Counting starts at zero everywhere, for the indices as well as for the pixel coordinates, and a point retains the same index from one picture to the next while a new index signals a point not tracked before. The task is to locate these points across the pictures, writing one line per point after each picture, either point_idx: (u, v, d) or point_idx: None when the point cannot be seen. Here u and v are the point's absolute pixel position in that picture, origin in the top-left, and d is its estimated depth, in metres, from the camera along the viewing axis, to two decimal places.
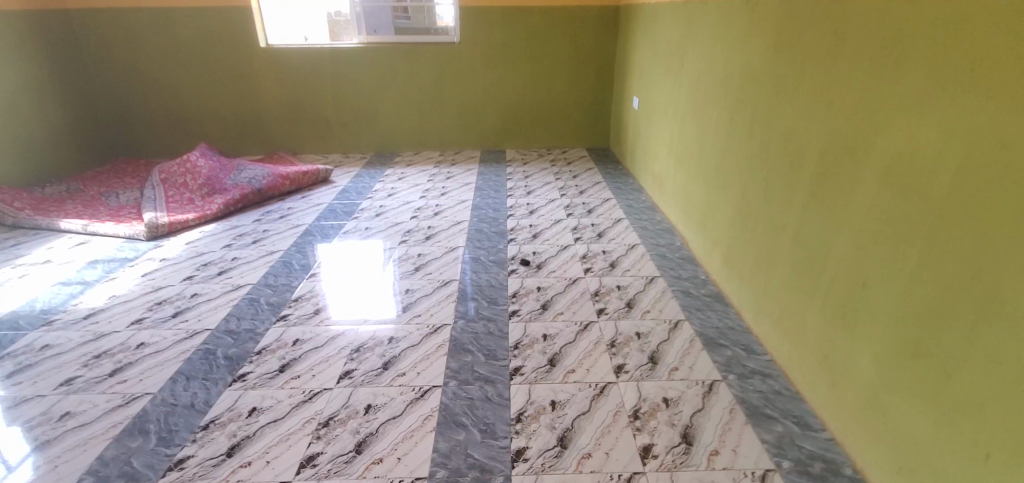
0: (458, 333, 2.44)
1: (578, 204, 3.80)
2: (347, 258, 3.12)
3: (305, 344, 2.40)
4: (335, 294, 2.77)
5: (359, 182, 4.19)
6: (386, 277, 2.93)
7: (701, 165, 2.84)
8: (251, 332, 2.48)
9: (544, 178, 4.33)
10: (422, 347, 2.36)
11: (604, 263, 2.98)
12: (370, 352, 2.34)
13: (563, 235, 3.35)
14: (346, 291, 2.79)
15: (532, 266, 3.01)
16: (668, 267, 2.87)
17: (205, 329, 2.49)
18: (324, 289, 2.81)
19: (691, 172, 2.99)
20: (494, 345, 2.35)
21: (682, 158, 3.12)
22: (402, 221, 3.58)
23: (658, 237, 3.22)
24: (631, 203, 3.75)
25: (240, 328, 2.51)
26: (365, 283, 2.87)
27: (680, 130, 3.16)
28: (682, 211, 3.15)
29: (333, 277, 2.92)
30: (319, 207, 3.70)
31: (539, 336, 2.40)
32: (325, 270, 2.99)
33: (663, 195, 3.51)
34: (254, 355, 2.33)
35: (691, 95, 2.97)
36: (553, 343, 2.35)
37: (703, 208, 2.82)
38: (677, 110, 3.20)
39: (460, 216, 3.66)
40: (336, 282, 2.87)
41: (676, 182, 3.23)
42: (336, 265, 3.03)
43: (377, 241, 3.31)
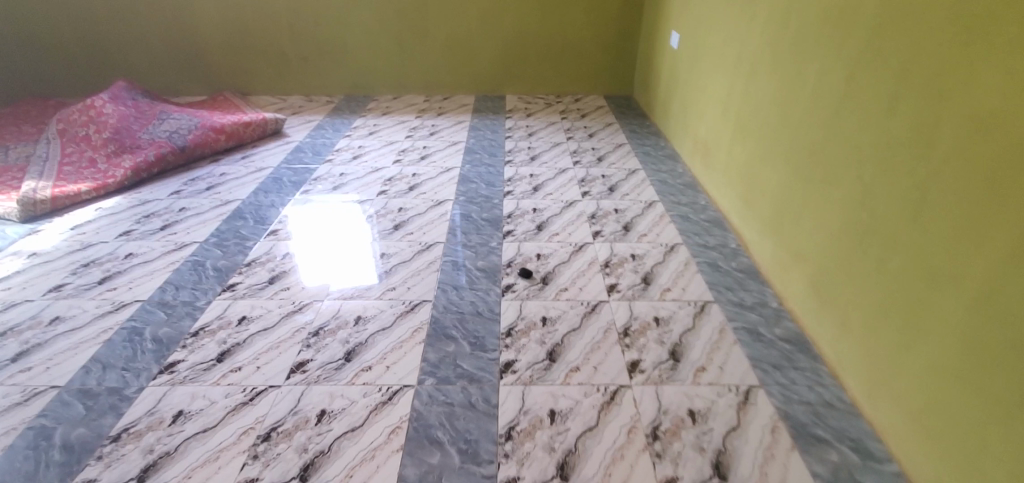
0: (422, 408, 1.53)
1: (595, 178, 2.80)
2: (317, 218, 2.43)
3: (189, 421, 1.48)
4: (308, 257, 2.15)
5: (313, 140, 3.25)
6: (363, 243, 2.26)
7: (778, 137, 2.00)
8: (116, 396, 1.54)
9: (550, 140, 3.28)
10: (365, 435, 1.46)
11: (640, 280, 2.04)
12: (287, 440, 1.44)
13: (583, 227, 2.37)
14: (320, 254, 2.18)
15: (537, 280, 2.04)
16: (722, 284, 2.01)
17: (51, 388, 1.57)
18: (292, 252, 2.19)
19: (760, 145, 2.14)
20: (475, 432, 1.47)
21: (745, 123, 2.26)
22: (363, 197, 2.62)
23: (704, 234, 2.32)
24: (663, 179, 2.79)
25: (102, 385, 1.57)
26: (343, 244, 2.25)
27: (746, 84, 2.27)
28: (737, 195, 2.33)
29: (305, 235, 2.30)
30: (259, 174, 2.82)
31: (544, 415, 1.52)
32: (294, 229, 2.35)
33: (707, 168, 2.65)
34: (108, 444, 1.41)
35: (772, 34, 2.06)
36: (566, 430, 1.48)
37: (778, 203, 1.98)
38: (743, 53, 2.31)
39: (441, 193, 2.66)
40: (308, 244, 2.25)
41: (732, 155, 2.38)
42: (310, 223, 2.39)
43: (355, 205, 2.57)
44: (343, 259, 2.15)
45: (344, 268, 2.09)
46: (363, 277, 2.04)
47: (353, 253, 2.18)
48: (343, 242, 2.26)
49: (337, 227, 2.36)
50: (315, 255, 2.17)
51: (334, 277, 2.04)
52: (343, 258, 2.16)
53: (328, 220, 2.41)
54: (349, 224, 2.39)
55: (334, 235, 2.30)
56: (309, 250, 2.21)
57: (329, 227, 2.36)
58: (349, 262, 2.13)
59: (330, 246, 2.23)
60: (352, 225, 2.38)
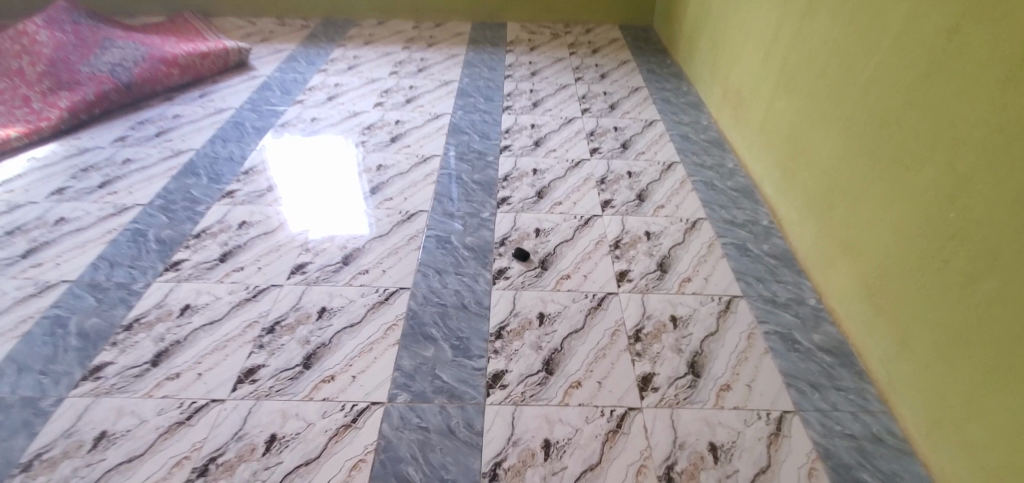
0: (389, 435, 1.26)
1: (607, 131, 2.42)
2: (301, 155, 2.22)
3: (112, 446, 1.24)
4: (295, 199, 1.98)
5: (282, 75, 2.81)
6: (352, 185, 2.08)
7: (834, 97, 1.63)
8: (29, 410, 1.30)
9: (555, 81, 2.84)
10: (321, 473, 1.20)
11: (655, 266, 1.73)
12: (227, 475, 1.20)
13: (591, 195, 2.03)
14: (308, 195, 2.01)
15: (534, 263, 1.72)
16: (751, 274, 1.71)
17: None
18: (279, 193, 2.01)
19: (811, 102, 1.76)
20: (453, 469, 1.21)
21: (792, 73, 1.87)
22: (346, 140, 2.32)
23: (731, 208, 1.99)
24: (684, 134, 2.41)
25: (14, 394, 1.34)
26: (331, 184, 2.07)
27: (801, 23, 1.83)
28: (772, 161, 1.99)
29: (290, 174, 2.10)
30: (218, 116, 2.45)
31: (537, 448, 1.24)
32: (276, 167, 2.15)
33: (738, 123, 2.27)
34: (15, 473, 1.18)
35: None
36: (563, 471, 1.21)
37: (830, 176, 1.64)
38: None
39: (428, 146, 2.29)
40: (293, 187, 2.05)
41: (770, 110, 2.01)
42: (291, 161, 2.17)
43: (346, 144, 2.31)
44: (332, 202, 1.98)
45: (333, 212, 1.93)
46: (352, 223, 1.88)
47: (341, 195, 2.01)
48: (331, 182, 2.07)
49: (323, 166, 2.16)
50: (302, 198, 2.00)
51: (324, 221, 1.88)
52: (332, 200, 1.99)
53: (313, 158, 2.21)
54: (335, 163, 2.18)
55: (321, 174, 2.11)
56: (296, 192, 2.03)
57: (315, 165, 2.16)
58: (338, 205, 1.96)
59: (318, 186, 2.05)
60: (339, 164, 2.18)
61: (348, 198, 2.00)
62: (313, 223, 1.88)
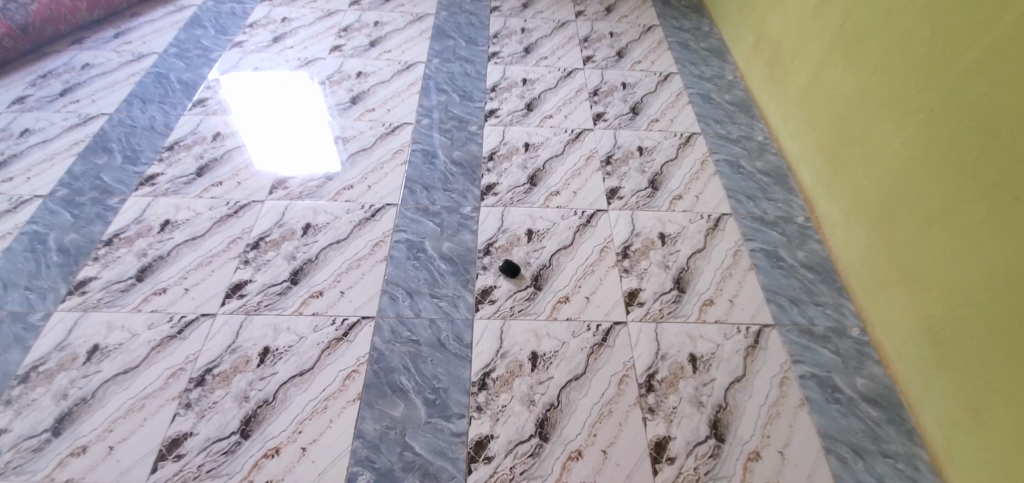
0: None
1: (613, 89, 2.02)
2: (260, 91, 1.93)
3: None
4: (260, 141, 1.75)
5: (215, 7, 2.30)
6: (320, 123, 1.82)
7: (912, 79, 1.29)
8: None
9: (552, 18, 2.36)
10: None
11: (670, 284, 1.44)
12: None
13: (594, 180, 1.68)
14: (270, 141, 1.75)
15: (527, 281, 1.42)
16: (784, 293, 1.44)
17: None
18: (240, 134, 1.77)
19: (879, 80, 1.40)
20: None
21: (855, 37, 1.49)
22: (307, 72, 2.01)
23: (760, 199, 1.67)
24: (705, 95, 2.02)
25: None
26: (298, 121, 1.82)
27: None
28: (815, 143, 1.66)
29: (250, 112, 1.84)
30: (137, 67, 1.99)
31: None
32: (234, 105, 1.87)
33: (774, 86, 1.90)
34: None
35: None
36: None
37: (896, 182, 1.33)
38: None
39: (397, 109, 1.88)
40: (252, 132, 1.78)
41: (818, 79, 1.64)
42: (246, 101, 1.88)
43: (308, 76, 2.00)
44: (301, 141, 1.76)
45: (304, 153, 1.71)
46: (325, 166, 1.68)
47: (309, 139, 1.76)
48: (297, 120, 1.82)
49: (286, 101, 1.89)
50: (267, 141, 1.75)
51: (296, 164, 1.68)
52: (301, 139, 1.76)
53: (274, 92, 1.92)
54: (297, 100, 1.90)
55: (285, 111, 1.85)
56: (259, 132, 1.79)
57: (278, 101, 1.89)
58: (308, 145, 1.74)
59: (284, 124, 1.81)
60: (303, 98, 1.91)
61: (316, 136, 1.77)
62: (284, 166, 1.68)
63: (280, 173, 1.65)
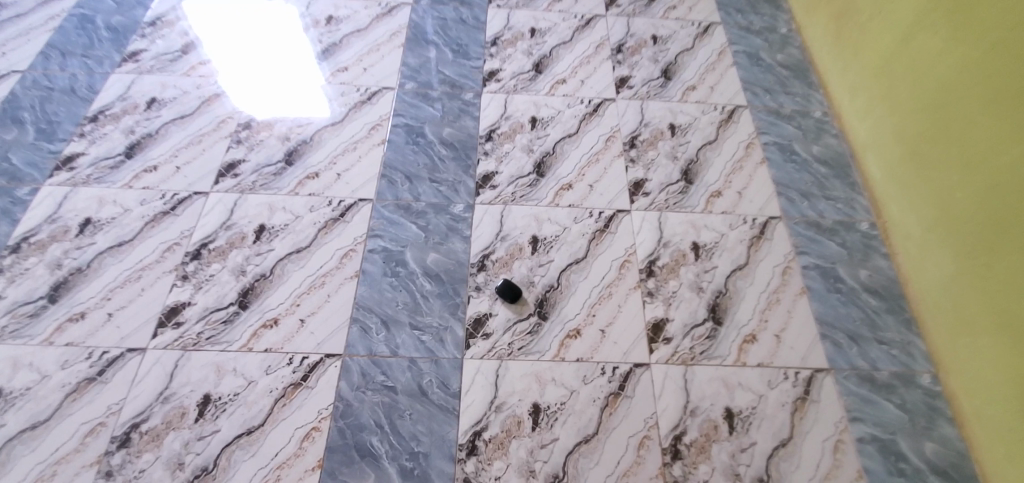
0: None
1: (643, 43, 1.64)
2: (233, 22, 1.61)
3: None
4: (240, 76, 1.50)
5: None
6: (307, 65, 1.53)
7: None
8: None
9: None
10: None
11: (705, 313, 1.18)
12: None
13: (614, 169, 1.37)
14: (250, 87, 1.48)
15: (529, 308, 1.16)
16: (842, 327, 1.19)
17: None
18: (216, 68, 1.51)
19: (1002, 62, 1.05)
20: None
21: None
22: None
23: (817, 198, 1.37)
24: (753, 54, 1.64)
25: None
26: (280, 50, 1.55)
27: None
28: (892, 130, 1.33)
29: (224, 48, 1.55)
30: (55, 5, 1.61)
31: None
32: (203, 39, 1.57)
33: (840, 50, 1.53)
34: None
35: None
36: None
37: (1007, 206, 1.03)
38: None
39: (375, 68, 1.53)
40: (228, 75, 1.50)
41: (906, 48, 1.29)
42: (217, 36, 1.57)
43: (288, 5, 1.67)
44: (286, 74, 1.50)
45: (294, 88, 1.48)
46: (315, 105, 1.44)
47: (297, 85, 1.48)
48: (281, 48, 1.56)
49: (263, 30, 1.60)
50: (247, 87, 1.48)
51: (285, 103, 1.45)
52: (288, 68, 1.51)
53: (248, 22, 1.61)
54: (278, 35, 1.59)
55: (263, 38, 1.57)
56: (236, 75, 1.50)
57: (254, 33, 1.59)
58: (295, 83, 1.49)
59: (267, 53, 1.54)
60: (285, 32, 1.59)
61: (304, 68, 1.51)
62: (271, 106, 1.44)
63: (267, 116, 1.42)
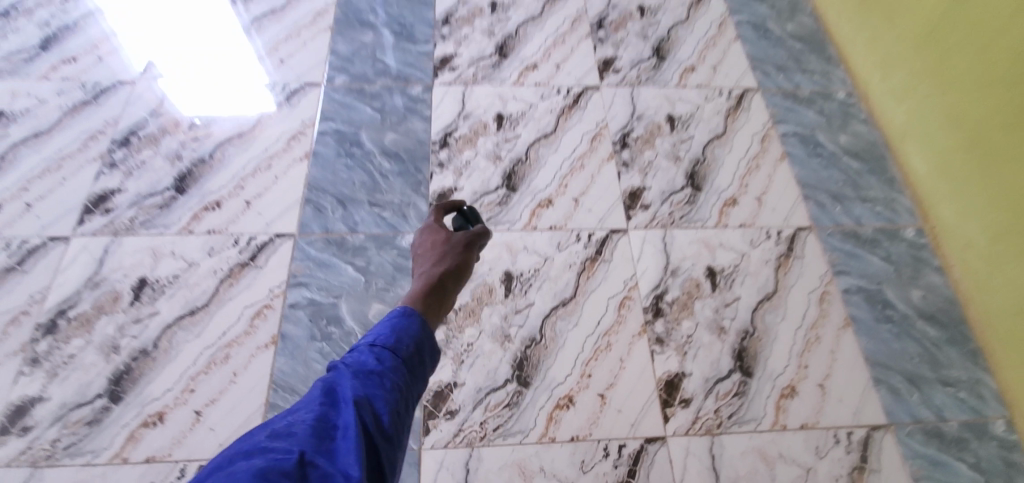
0: None
1: (629, 17, 1.34)
2: None
3: None
4: (152, 51, 1.17)
5: None
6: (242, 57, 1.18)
7: None
8: None
9: None
10: None
11: (730, 363, 0.92)
12: None
13: (604, 178, 1.09)
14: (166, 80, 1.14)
15: (505, 372, 0.89)
16: (898, 368, 0.95)
17: None
18: (122, 40, 1.18)
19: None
20: None
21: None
22: None
23: (851, 200, 1.11)
24: (758, 24, 1.37)
25: None
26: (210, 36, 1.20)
27: None
28: (941, 112, 1.08)
29: (140, 22, 1.21)
30: None
31: None
32: (111, 14, 1.23)
33: (866, 16, 1.26)
34: None
35: None
36: None
37: None
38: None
39: (294, 60, 1.19)
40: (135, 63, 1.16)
41: (960, 6, 1.03)
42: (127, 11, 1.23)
43: None
44: (217, 65, 1.16)
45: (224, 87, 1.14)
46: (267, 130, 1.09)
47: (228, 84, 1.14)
48: (210, 29, 1.21)
49: (187, 4, 1.25)
50: (162, 78, 1.14)
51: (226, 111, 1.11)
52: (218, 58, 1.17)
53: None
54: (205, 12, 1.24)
55: (189, 14, 1.23)
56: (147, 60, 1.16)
57: (179, 7, 1.24)
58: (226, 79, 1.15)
59: (191, 33, 1.20)
60: (212, 9, 1.24)
61: (237, 40, 1.20)
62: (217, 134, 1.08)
63: (195, 137, 1.07)
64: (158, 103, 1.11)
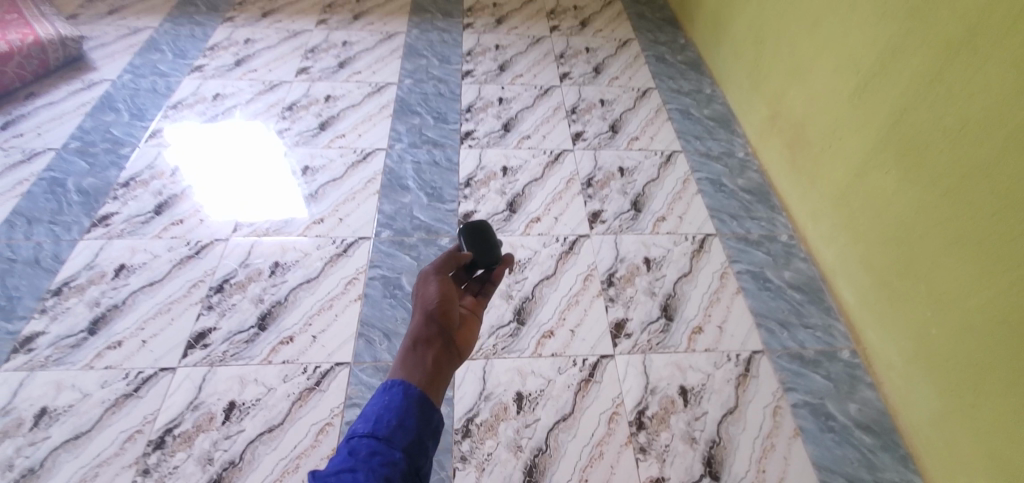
0: None
1: (612, 176, 1.70)
2: (225, 158, 1.66)
3: None
4: (221, 200, 1.55)
5: (133, 82, 1.89)
6: (294, 208, 1.54)
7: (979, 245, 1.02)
8: None
9: (533, 82, 2.01)
10: None
11: (701, 468, 1.13)
12: None
13: (594, 311, 1.37)
14: (241, 232, 1.47)
15: (518, 477, 1.11)
16: (840, 471, 1.15)
17: None
18: (200, 195, 1.56)
19: (933, 223, 1.12)
20: None
21: (902, 155, 1.19)
22: (278, 143, 1.72)
23: (796, 327, 1.38)
24: (715, 179, 1.71)
25: None
26: (269, 193, 1.58)
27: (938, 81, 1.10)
28: (854, 260, 1.36)
29: (215, 181, 1.60)
30: (30, 170, 1.61)
31: None
32: (194, 175, 1.61)
33: (799, 175, 1.57)
34: None
35: None
36: None
37: (955, 358, 1.08)
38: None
39: (349, 219, 1.52)
40: (214, 215, 1.51)
41: (851, 185, 1.35)
42: (206, 171, 1.62)
43: (277, 150, 1.70)
44: (272, 214, 1.52)
45: (281, 234, 1.48)
46: (326, 274, 1.40)
47: (292, 236, 1.47)
48: (268, 186, 1.59)
49: (251, 167, 1.64)
50: (237, 228, 1.48)
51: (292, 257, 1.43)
52: (272, 208, 1.54)
53: (242, 162, 1.66)
54: (265, 172, 1.63)
55: (251, 174, 1.62)
56: (219, 209, 1.53)
57: (245, 169, 1.64)
58: (284, 229, 1.49)
59: (252, 189, 1.58)
60: (271, 171, 1.64)
61: (291, 196, 1.57)
62: (290, 278, 1.38)
63: (272, 282, 1.37)
64: (245, 254, 1.43)
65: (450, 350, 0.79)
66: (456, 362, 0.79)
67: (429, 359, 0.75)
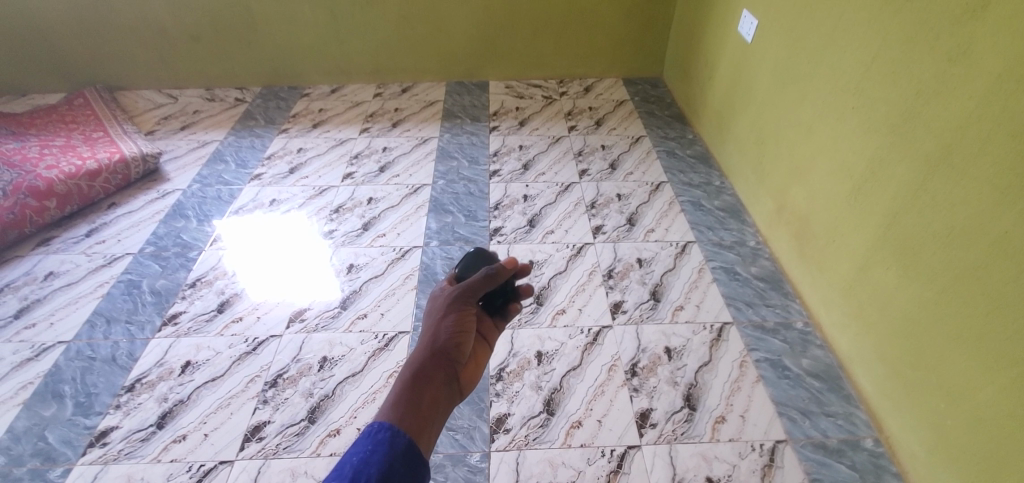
0: None
1: (630, 266, 1.82)
2: (273, 255, 1.86)
3: None
4: (269, 295, 1.72)
5: (200, 190, 2.14)
6: (334, 302, 1.70)
7: (980, 341, 1.09)
8: None
9: (555, 179, 2.20)
10: None
11: None
12: None
13: (620, 401, 1.45)
14: (290, 327, 1.62)
15: None
16: None
17: None
18: (249, 291, 1.74)
19: (936, 319, 1.20)
20: None
21: (900, 253, 1.29)
22: (323, 241, 1.91)
23: (817, 415, 1.42)
24: (729, 268, 1.82)
25: None
26: (312, 287, 1.75)
27: (923, 193, 1.21)
28: (868, 348, 1.42)
29: (263, 276, 1.78)
30: (109, 273, 1.82)
31: None
32: (245, 272, 1.80)
33: (808, 265, 1.67)
34: None
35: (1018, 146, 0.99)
36: None
37: (972, 450, 1.12)
38: (921, 96, 1.21)
39: (390, 313, 1.66)
40: (263, 310, 1.67)
41: (858, 277, 1.44)
42: (255, 268, 1.81)
43: (322, 247, 1.89)
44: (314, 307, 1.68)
45: (327, 330, 1.62)
46: (369, 368, 1.51)
47: (337, 331, 1.61)
48: (310, 280, 1.77)
49: (296, 262, 1.83)
50: (286, 323, 1.63)
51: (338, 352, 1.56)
52: (313, 300, 1.70)
53: (288, 257, 1.85)
54: (309, 267, 1.81)
55: (295, 269, 1.81)
56: (266, 303, 1.70)
57: (290, 264, 1.83)
58: (329, 323, 1.63)
59: (295, 283, 1.76)
60: (314, 266, 1.82)
61: (332, 290, 1.74)
62: (337, 373, 1.50)
63: (319, 376, 1.50)
64: (297, 349, 1.57)
65: (448, 387, 0.81)
66: (455, 397, 0.83)
67: (424, 399, 0.76)
